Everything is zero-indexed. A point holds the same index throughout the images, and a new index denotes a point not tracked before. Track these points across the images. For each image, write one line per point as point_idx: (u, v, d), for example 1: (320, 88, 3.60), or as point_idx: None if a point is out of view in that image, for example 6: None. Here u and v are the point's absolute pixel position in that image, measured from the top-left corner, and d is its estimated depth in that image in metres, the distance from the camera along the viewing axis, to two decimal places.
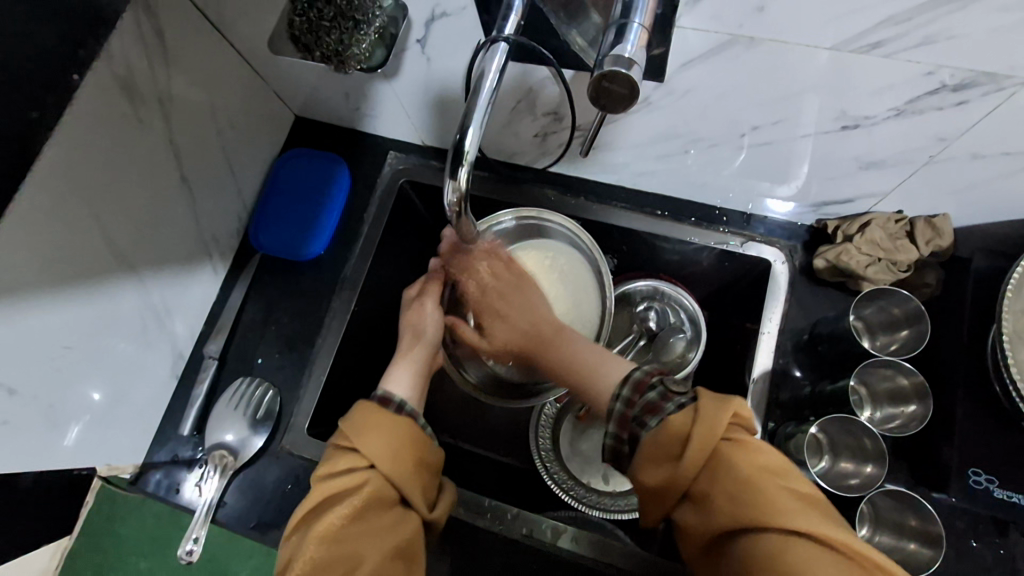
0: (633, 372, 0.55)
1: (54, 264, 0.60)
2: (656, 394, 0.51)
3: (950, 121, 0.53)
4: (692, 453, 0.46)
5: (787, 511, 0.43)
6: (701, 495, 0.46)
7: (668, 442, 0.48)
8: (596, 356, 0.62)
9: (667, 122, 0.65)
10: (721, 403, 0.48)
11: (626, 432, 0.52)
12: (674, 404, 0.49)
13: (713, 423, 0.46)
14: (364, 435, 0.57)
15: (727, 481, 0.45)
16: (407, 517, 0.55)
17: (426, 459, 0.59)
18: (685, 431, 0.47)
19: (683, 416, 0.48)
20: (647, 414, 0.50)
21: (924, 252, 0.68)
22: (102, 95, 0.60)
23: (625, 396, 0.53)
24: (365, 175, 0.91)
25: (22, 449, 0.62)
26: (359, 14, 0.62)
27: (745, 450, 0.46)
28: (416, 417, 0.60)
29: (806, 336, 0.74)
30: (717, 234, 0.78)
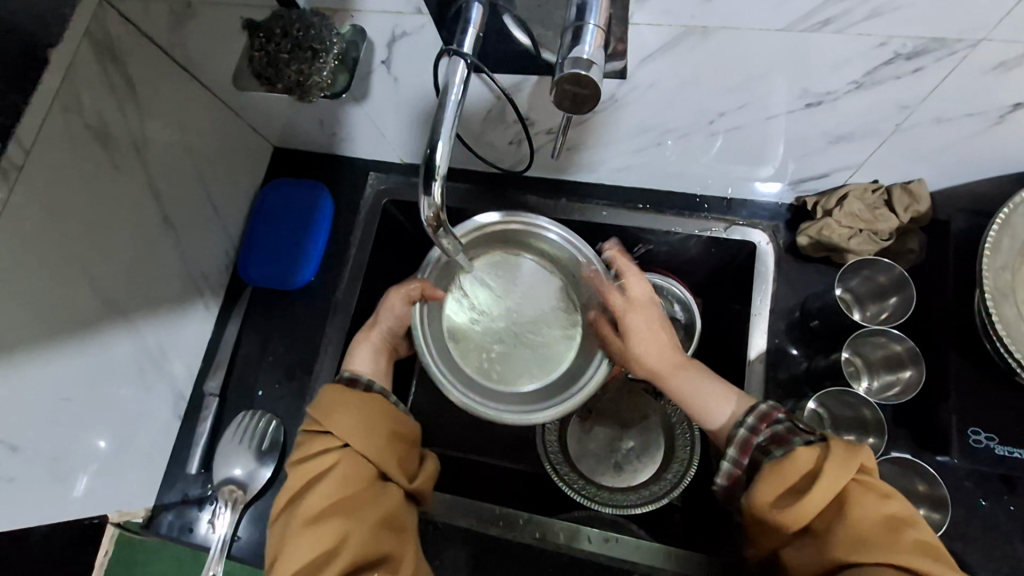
0: (757, 404, 0.60)
1: (46, 317, 0.61)
2: (796, 437, 0.54)
3: (910, 88, 0.54)
4: (812, 496, 0.49)
5: (902, 547, 0.46)
6: (820, 531, 0.49)
7: (784, 476, 0.51)
8: (709, 391, 0.63)
9: (636, 117, 0.66)
10: (856, 452, 0.50)
11: (745, 458, 0.57)
12: (799, 441, 0.54)
13: (842, 465, 0.49)
14: (331, 417, 0.62)
15: (845, 519, 0.48)
16: (386, 490, 0.62)
17: (399, 431, 0.64)
18: (807, 470, 0.51)
19: (809, 454, 0.51)
20: (773, 445, 0.55)
21: (904, 220, 0.68)
22: (77, 145, 0.61)
23: (750, 425, 0.58)
24: (347, 198, 0.91)
25: (31, 504, 0.63)
26: (316, 44, 0.63)
27: (866, 493, 0.49)
28: (384, 394, 0.67)
29: (797, 313, 0.75)
30: (700, 222, 0.78)
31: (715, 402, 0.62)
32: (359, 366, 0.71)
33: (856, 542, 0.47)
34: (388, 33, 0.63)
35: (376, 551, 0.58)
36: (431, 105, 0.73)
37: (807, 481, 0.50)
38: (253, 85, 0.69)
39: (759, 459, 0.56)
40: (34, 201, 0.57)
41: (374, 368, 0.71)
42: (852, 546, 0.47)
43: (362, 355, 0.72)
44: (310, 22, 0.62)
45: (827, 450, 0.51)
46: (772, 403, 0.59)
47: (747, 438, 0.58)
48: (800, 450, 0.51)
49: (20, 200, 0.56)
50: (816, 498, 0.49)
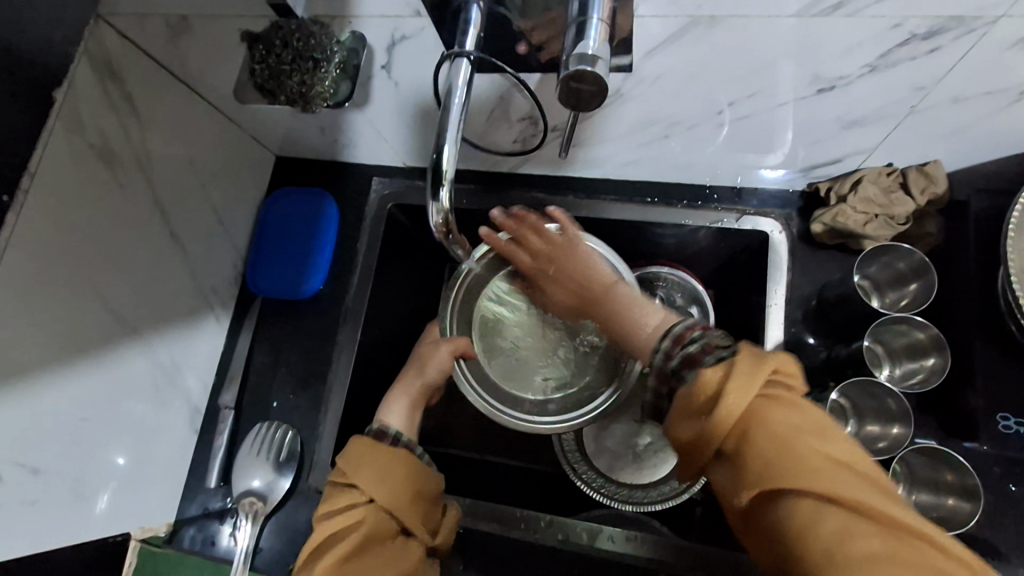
0: (676, 327, 0.55)
1: (60, 337, 0.61)
2: (713, 354, 0.48)
3: (926, 69, 0.53)
4: (724, 406, 0.44)
5: (827, 472, 0.41)
6: (732, 452, 0.44)
7: (688, 399, 0.46)
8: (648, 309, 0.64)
9: (643, 111, 0.65)
10: (764, 367, 0.45)
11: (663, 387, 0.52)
12: (714, 357, 0.48)
13: (744, 379, 0.44)
14: (361, 468, 0.62)
15: (753, 427, 0.43)
16: (409, 548, 0.61)
17: (423, 490, 0.65)
18: (718, 380, 0.45)
19: (717, 370, 0.46)
20: (686, 368, 0.49)
21: (921, 203, 0.66)
22: (82, 165, 0.61)
23: (664, 349, 0.54)
24: (353, 205, 0.91)
25: (55, 525, 0.63)
26: (318, 54, 0.62)
27: (777, 408, 0.44)
28: (410, 447, 0.67)
29: (814, 302, 0.73)
30: (711, 213, 0.77)
31: (646, 308, 0.64)
32: (392, 418, 0.73)
33: (770, 467, 0.42)
34: (388, 37, 0.62)
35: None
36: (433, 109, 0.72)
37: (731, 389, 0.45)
38: (257, 97, 0.69)
39: (683, 373, 0.49)
40: (40, 222, 0.57)
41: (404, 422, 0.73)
42: (768, 474, 0.42)
43: (398, 405, 0.74)
44: (310, 31, 0.61)
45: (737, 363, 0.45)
46: (690, 323, 0.54)
47: (664, 363, 0.53)
48: (709, 368, 0.46)
49: (27, 222, 0.55)
50: (732, 407, 0.44)
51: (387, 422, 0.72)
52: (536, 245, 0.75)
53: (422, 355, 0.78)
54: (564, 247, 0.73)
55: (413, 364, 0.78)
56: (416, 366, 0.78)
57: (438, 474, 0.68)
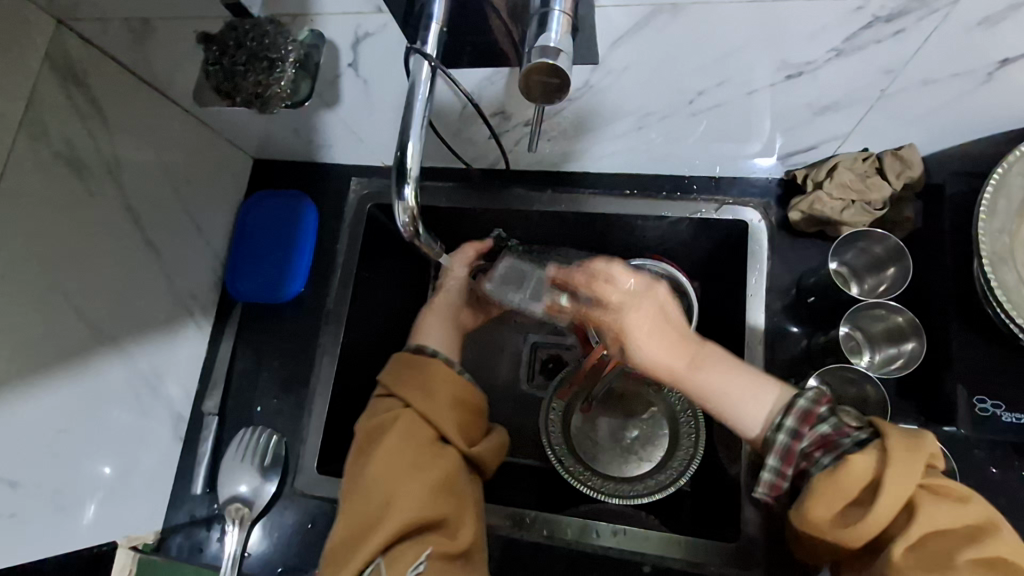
0: (795, 400, 0.56)
1: (33, 349, 0.60)
2: (852, 436, 0.52)
3: (892, 52, 0.52)
4: (873, 516, 0.48)
5: (960, 568, 0.46)
6: (886, 540, 0.49)
7: (835, 497, 0.50)
8: (745, 382, 0.59)
9: (614, 102, 0.64)
10: (917, 451, 0.50)
11: (792, 469, 0.54)
12: (853, 440, 0.52)
13: (907, 470, 0.48)
14: (402, 380, 0.68)
15: (912, 532, 0.48)
16: (446, 454, 0.63)
17: (461, 398, 0.67)
18: (860, 488, 0.50)
19: (868, 460, 0.50)
20: (822, 451, 0.53)
21: (897, 186, 0.66)
22: (47, 174, 0.61)
23: (791, 427, 0.55)
24: (332, 206, 0.90)
25: (37, 537, 0.63)
26: (273, 54, 0.62)
27: (936, 502, 0.49)
28: (449, 361, 0.71)
29: (794, 291, 0.73)
30: (690, 204, 0.77)
31: (751, 396, 0.58)
32: (430, 335, 0.75)
33: (916, 555, 0.47)
34: (352, 34, 0.62)
35: (433, 509, 0.59)
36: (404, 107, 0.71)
37: (857, 505, 0.50)
38: (217, 98, 0.69)
39: (816, 456, 0.53)
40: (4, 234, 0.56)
41: (440, 337, 0.75)
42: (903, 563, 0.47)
43: (433, 326, 0.76)
44: (265, 31, 0.61)
45: (880, 452, 0.50)
46: (809, 395, 0.55)
47: (789, 445, 0.54)
48: (858, 456, 0.50)
49: None
50: (879, 518, 0.48)
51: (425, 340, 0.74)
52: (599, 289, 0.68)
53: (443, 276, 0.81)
54: (621, 312, 0.66)
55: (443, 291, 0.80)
56: (438, 289, 0.81)
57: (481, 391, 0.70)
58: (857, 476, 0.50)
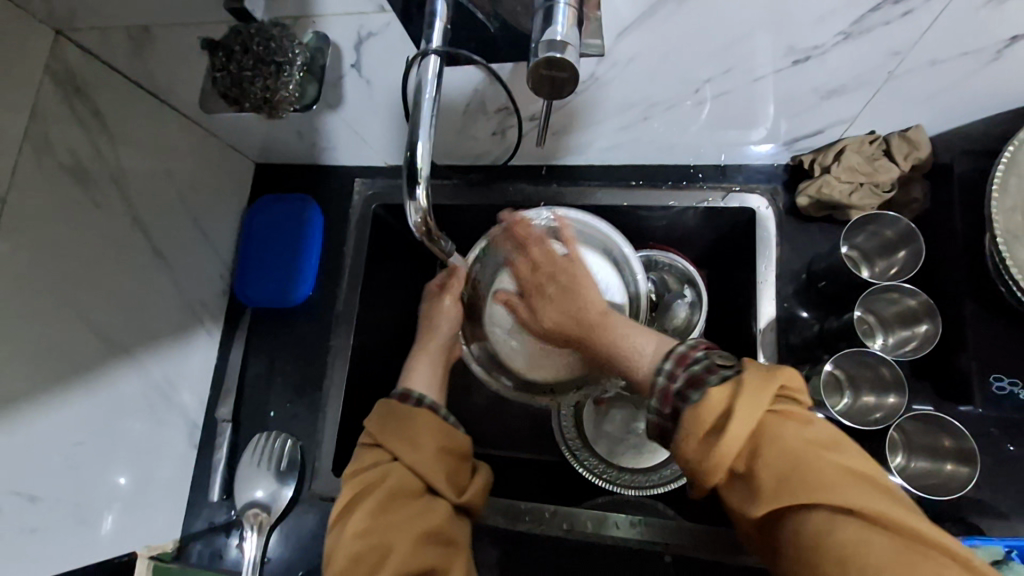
0: (677, 347, 0.53)
1: (48, 363, 0.60)
2: (717, 375, 0.47)
3: (901, 33, 0.52)
4: (726, 444, 0.44)
5: (831, 486, 0.41)
6: (744, 473, 0.44)
7: (699, 416, 0.46)
8: (646, 341, 0.57)
9: (620, 94, 0.64)
10: (762, 380, 0.46)
11: (669, 409, 0.49)
12: (717, 378, 0.47)
13: (757, 390, 0.45)
14: (388, 432, 0.66)
15: (760, 463, 0.43)
16: (433, 504, 0.61)
17: (449, 446, 0.66)
18: (728, 411, 0.45)
19: (724, 389, 0.46)
20: (690, 388, 0.48)
21: (904, 168, 0.65)
22: (53, 187, 0.61)
23: (667, 370, 0.51)
24: (337, 208, 0.90)
25: (60, 549, 0.63)
26: (279, 57, 0.61)
27: (788, 419, 0.45)
28: (435, 408, 0.69)
29: (805, 276, 0.73)
30: (698, 193, 0.76)
31: (643, 341, 0.57)
32: (418, 378, 0.73)
33: (780, 486, 0.42)
34: (355, 34, 0.62)
35: (420, 562, 0.56)
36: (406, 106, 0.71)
37: (712, 432, 0.45)
38: (223, 106, 0.69)
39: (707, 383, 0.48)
40: (14, 249, 0.56)
41: (431, 384, 0.73)
42: (776, 492, 0.42)
43: (423, 365, 0.75)
44: (270, 35, 0.61)
45: (731, 386, 0.46)
46: (690, 343, 0.52)
47: (666, 386, 0.50)
48: (715, 389, 0.46)
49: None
50: (730, 445, 0.44)
51: (414, 386, 0.72)
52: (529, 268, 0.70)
53: (428, 314, 0.79)
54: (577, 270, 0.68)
55: (432, 327, 0.78)
56: (428, 328, 0.78)
57: (464, 434, 0.69)
58: (713, 407, 0.45)
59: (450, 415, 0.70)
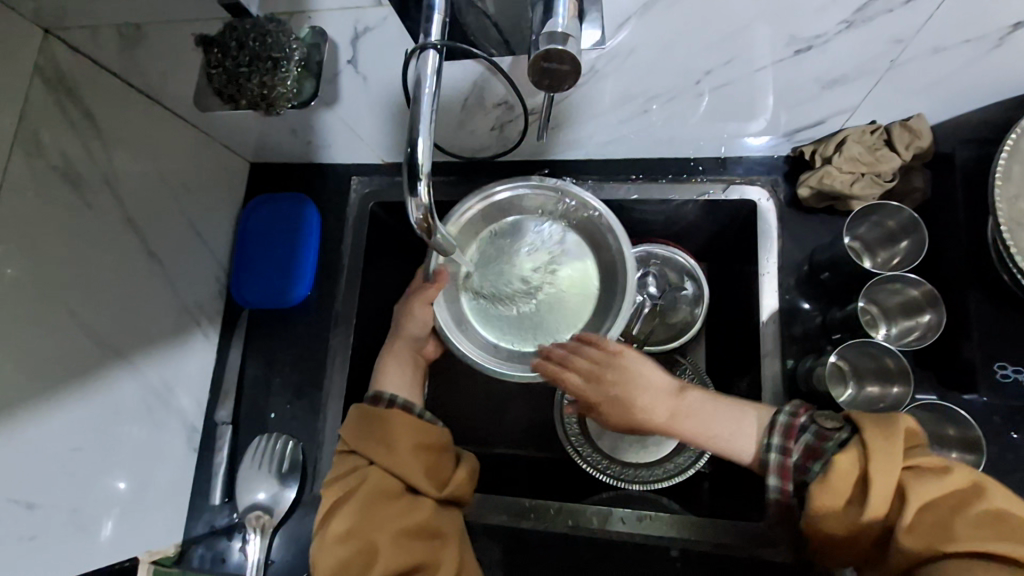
0: (776, 417, 0.60)
1: (42, 368, 0.59)
2: (834, 438, 0.56)
3: (903, 21, 0.52)
4: (868, 516, 0.50)
5: (966, 534, 0.46)
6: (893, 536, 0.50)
7: (826, 485, 0.53)
8: (728, 430, 0.61)
9: (620, 87, 0.63)
10: (889, 441, 0.52)
11: (791, 483, 0.58)
12: (834, 443, 0.55)
13: (887, 453, 0.51)
14: (360, 436, 0.66)
15: (907, 512, 0.48)
16: (415, 503, 0.63)
17: (424, 442, 0.66)
18: (841, 502, 0.52)
19: (852, 455, 0.53)
20: (811, 461, 0.56)
21: (907, 157, 0.65)
22: (45, 188, 0.59)
23: (778, 444, 0.58)
24: (334, 206, 0.89)
25: (59, 556, 0.62)
26: (276, 53, 0.60)
27: (925, 472, 0.50)
28: (409, 407, 0.69)
29: (807, 267, 0.73)
30: (697, 186, 0.76)
31: (732, 428, 0.61)
32: (390, 381, 0.72)
33: (939, 527, 0.47)
34: (352, 29, 0.61)
35: (405, 560, 0.59)
36: (403, 103, 0.70)
37: (851, 512, 0.52)
38: (219, 103, 0.68)
39: (801, 475, 0.57)
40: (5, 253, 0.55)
41: (402, 382, 0.73)
42: (920, 543, 0.47)
43: (392, 370, 0.73)
44: (266, 30, 0.60)
45: (855, 447, 0.53)
46: (787, 413, 0.59)
47: (781, 459, 0.58)
48: (840, 456, 0.53)
49: None
50: (874, 513, 0.50)
51: (385, 387, 0.72)
52: (565, 353, 0.64)
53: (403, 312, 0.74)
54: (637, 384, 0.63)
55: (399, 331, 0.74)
56: (396, 328, 0.75)
57: (444, 427, 0.69)
58: (844, 471, 0.52)
59: (426, 411, 0.70)
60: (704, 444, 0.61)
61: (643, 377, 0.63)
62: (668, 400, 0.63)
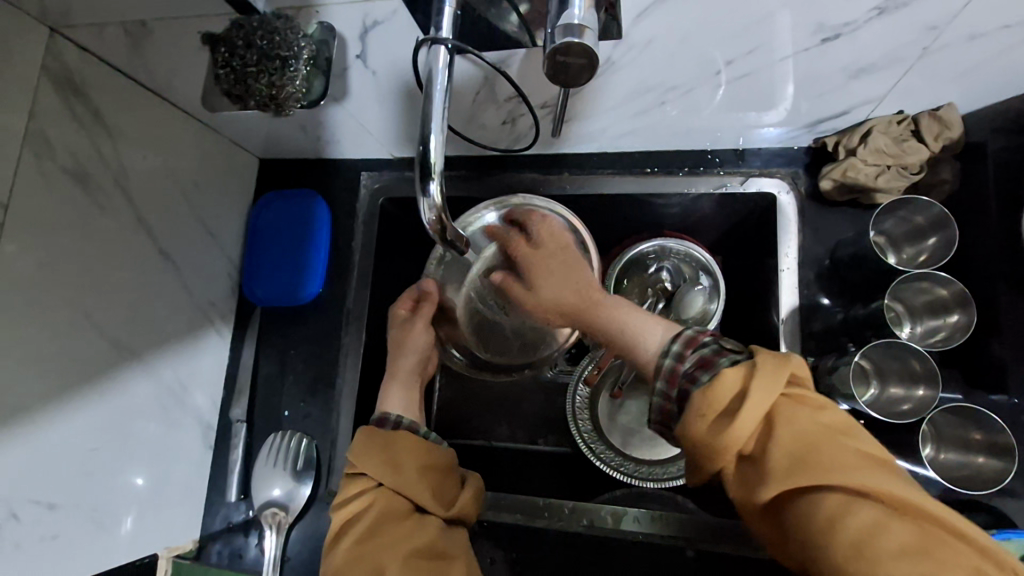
0: (683, 329, 0.52)
1: (56, 369, 0.59)
2: (728, 356, 0.47)
3: (937, 5, 0.50)
4: (740, 422, 0.43)
5: (833, 463, 0.40)
6: (755, 455, 0.43)
7: (709, 396, 0.45)
8: (640, 325, 0.56)
9: (636, 78, 0.62)
10: (778, 360, 0.45)
11: (675, 390, 0.49)
12: (729, 360, 0.47)
13: (773, 375, 0.44)
14: (370, 454, 0.65)
15: (774, 445, 0.42)
16: (424, 522, 0.61)
17: (430, 463, 0.66)
18: (715, 413, 0.44)
19: (738, 372, 0.45)
20: (699, 370, 0.47)
21: (935, 149, 0.63)
22: (57, 189, 0.59)
23: (675, 352, 0.51)
24: (343, 201, 0.88)
25: (79, 554, 0.63)
26: (284, 52, 0.59)
27: (801, 402, 0.44)
28: (414, 428, 0.71)
29: (828, 262, 0.71)
30: (715, 178, 0.74)
31: (642, 328, 0.55)
32: (393, 403, 0.74)
33: (790, 466, 0.41)
34: (360, 24, 0.60)
35: None
36: (413, 99, 0.69)
37: (723, 419, 0.44)
38: (226, 103, 0.67)
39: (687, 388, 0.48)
40: (17, 255, 0.55)
41: (407, 404, 0.75)
42: (789, 470, 0.41)
43: (397, 390, 0.75)
44: (273, 28, 0.59)
45: (745, 366, 0.45)
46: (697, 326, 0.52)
47: (673, 367, 0.50)
48: (727, 370, 0.45)
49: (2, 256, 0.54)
50: (744, 426, 0.43)
51: (390, 409, 0.73)
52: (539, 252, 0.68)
53: (398, 340, 0.77)
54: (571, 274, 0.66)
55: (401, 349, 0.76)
56: (397, 348, 0.77)
57: (447, 449, 0.70)
58: (726, 386, 0.44)
59: (430, 432, 0.71)
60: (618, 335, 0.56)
61: (563, 255, 0.65)
62: (572, 274, 0.63)
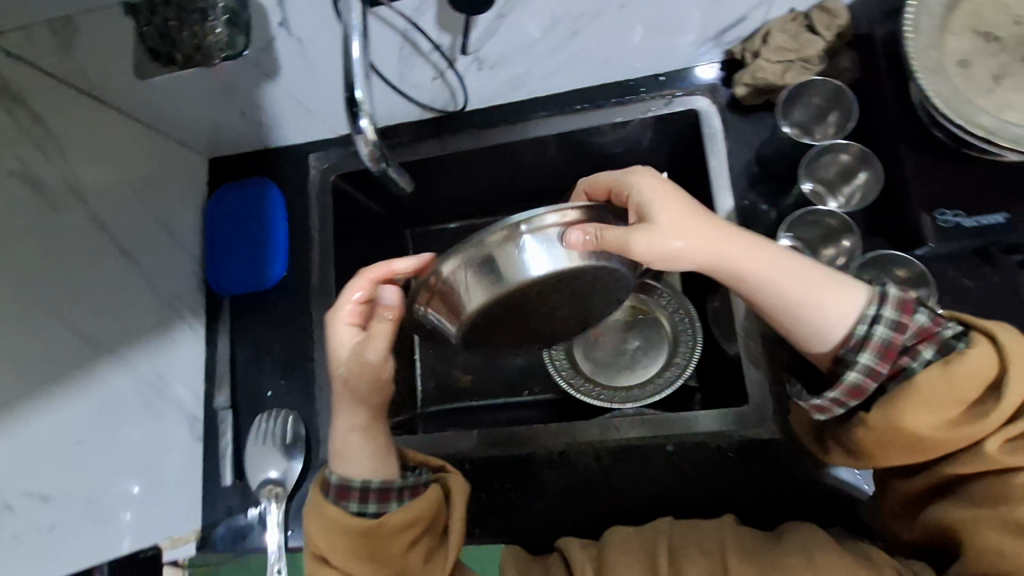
0: (887, 289, 0.56)
1: (28, 368, 0.60)
2: (948, 326, 0.54)
3: None
4: (993, 417, 0.51)
5: None
6: (980, 455, 0.52)
7: (953, 386, 0.52)
8: (830, 293, 0.56)
9: (545, 4, 0.66)
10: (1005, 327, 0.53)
11: (888, 364, 0.54)
12: (951, 332, 0.54)
13: (1022, 367, 0.51)
14: (338, 554, 0.60)
15: (1010, 429, 0.51)
16: None
17: (411, 535, 0.60)
18: (961, 406, 0.52)
19: (988, 355, 0.52)
20: (924, 344, 0.54)
21: (830, 39, 0.68)
22: (5, 192, 0.61)
23: (892, 315, 0.54)
24: (295, 185, 0.90)
25: (80, 546, 0.64)
26: (200, 3, 0.64)
27: None
28: (387, 488, 0.62)
29: (755, 165, 0.76)
30: (641, 105, 0.78)
31: (828, 291, 0.56)
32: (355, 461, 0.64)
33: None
34: None
35: None
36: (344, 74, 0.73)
37: (971, 413, 0.52)
38: None
39: (904, 361, 0.54)
40: None
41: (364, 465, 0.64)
42: (1007, 454, 0.51)
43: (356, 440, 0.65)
44: None
45: (985, 346, 0.52)
46: (897, 288, 0.56)
47: (888, 338, 0.54)
48: (974, 349, 0.52)
49: None
50: (993, 423, 0.51)
51: (351, 471, 0.64)
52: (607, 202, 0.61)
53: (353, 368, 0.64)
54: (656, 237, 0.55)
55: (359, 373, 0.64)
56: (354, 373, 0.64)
57: (426, 496, 0.61)
58: (973, 368, 0.51)
59: (407, 480, 0.63)
60: (794, 296, 0.56)
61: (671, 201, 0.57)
62: (690, 221, 0.57)
